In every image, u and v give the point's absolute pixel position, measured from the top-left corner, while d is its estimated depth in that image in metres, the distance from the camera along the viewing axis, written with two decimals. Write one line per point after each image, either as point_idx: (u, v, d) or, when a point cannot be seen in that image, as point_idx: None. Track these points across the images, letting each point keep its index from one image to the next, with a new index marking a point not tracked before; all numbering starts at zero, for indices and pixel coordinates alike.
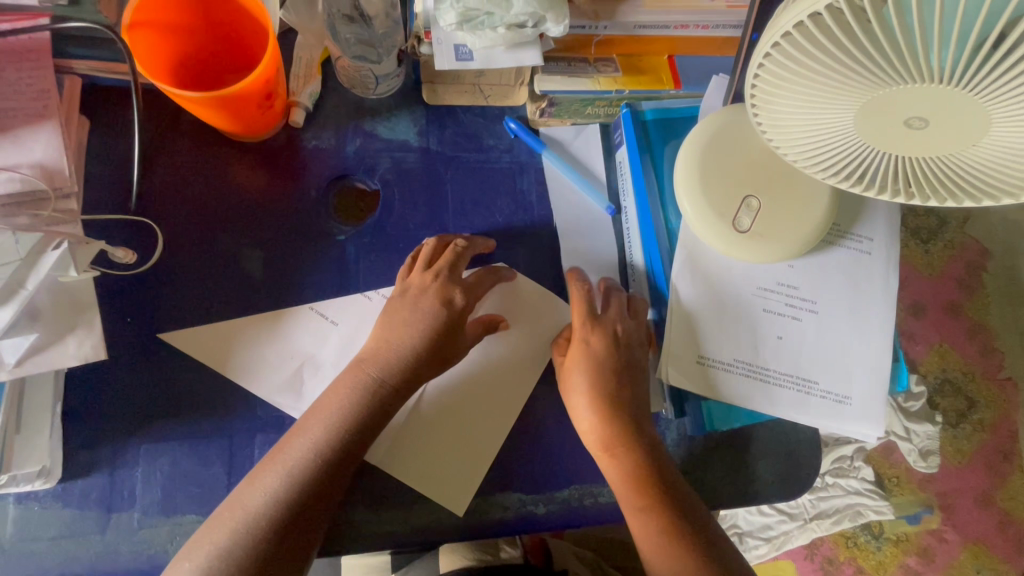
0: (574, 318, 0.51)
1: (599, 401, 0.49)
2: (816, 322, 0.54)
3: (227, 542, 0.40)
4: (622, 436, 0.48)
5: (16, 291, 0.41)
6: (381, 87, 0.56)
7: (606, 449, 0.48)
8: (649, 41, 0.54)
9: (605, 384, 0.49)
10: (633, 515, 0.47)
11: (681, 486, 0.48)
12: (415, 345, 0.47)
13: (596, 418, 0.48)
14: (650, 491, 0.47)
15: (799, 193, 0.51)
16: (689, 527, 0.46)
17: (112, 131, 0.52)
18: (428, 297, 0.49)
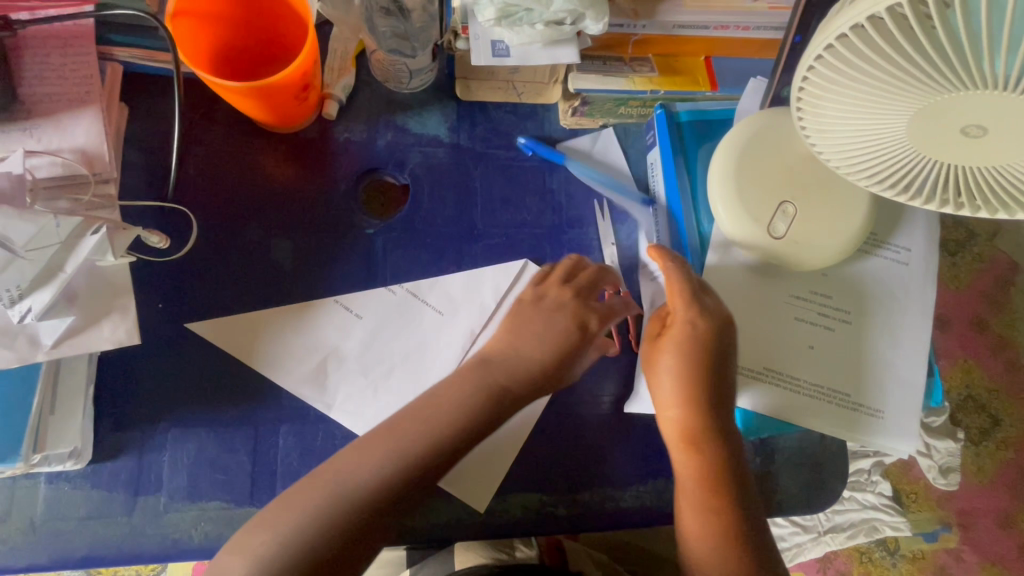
0: (674, 300, 0.48)
1: (694, 390, 0.47)
2: (847, 333, 0.53)
3: (314, 512, 0.40)
4: (710, 431, 0.47)
5: (55, 274, 0.41)
6: (414, 82, 0.56)
7: (687, 441, 0.47)
8: (686, 42, 0.53)
9: (705, 372, 0.47)
10: (691, 514, 0.46)
11: (749, 489, 0.47)
12: (544, 359, 0.48)
13: (687, 409, 0.47)
14: (720, 490, 0.46)
15: (839, 199, 0.50)
16: (751, 531, 0.46)
17: (149, 118, 0.53)
18: (557, 313, 0.50)
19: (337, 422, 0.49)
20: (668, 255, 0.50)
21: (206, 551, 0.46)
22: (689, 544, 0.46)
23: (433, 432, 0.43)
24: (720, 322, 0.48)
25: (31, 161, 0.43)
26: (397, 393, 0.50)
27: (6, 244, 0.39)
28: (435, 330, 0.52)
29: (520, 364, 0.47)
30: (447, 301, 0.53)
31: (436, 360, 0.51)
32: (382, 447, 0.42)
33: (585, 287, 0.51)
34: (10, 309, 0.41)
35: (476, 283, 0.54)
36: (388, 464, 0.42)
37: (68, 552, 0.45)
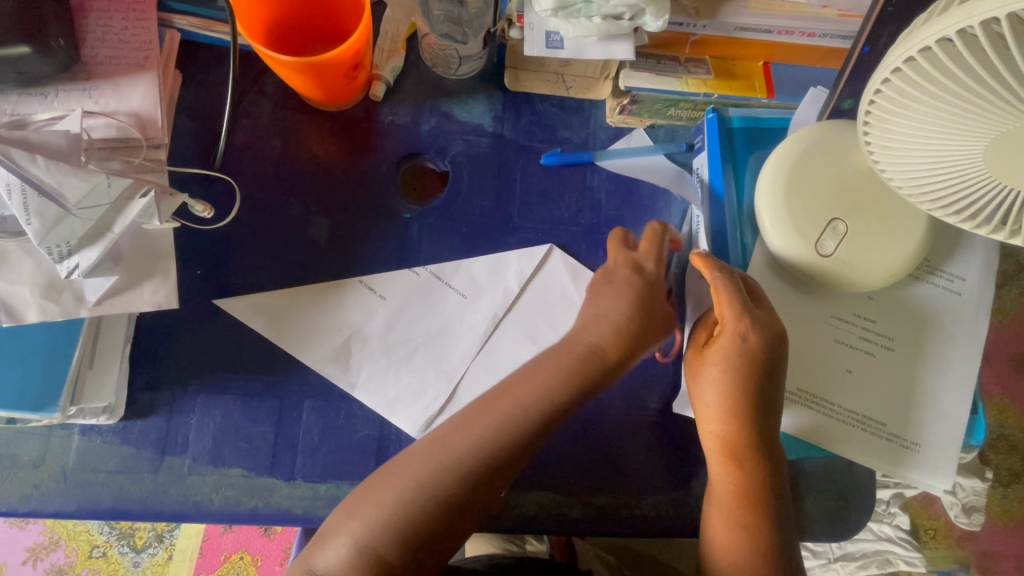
0: (721, 309, 0.46)
1: (740, 403, 0.45)
2: (890, 360, 0.51)
3: (400, 493, 0.41)
4: (751, 446, 0.46)
5: (103, 233, 0.42)
6: (463, 68, 0.56)
7: (729, 455, 0.46)
8: (747, 45, 0.51)
9: (751, 385, 0.45)
10: (723, 526, 0.46)
11: (783, 503, 0.47)
12: (636, 326, 0.47)
13: (732, 422, 0.46)
14: (757, 504, 0.46)
15: (895, 220, 0.48)
16: (784, 546, 0.46)
17: (202, 87, 0.54)
18: (631, 285, 0.48)
19: (360, 401, 0.50)
20: (715, 265, 0.47)
21: (225, 515, 0.47)
22: (717, 556, 0.46)
23: (524, 403, 0.44)
24: (771, 335, 0.46)
25: (87, 122, 0.44)
26: (418, 374, 0.50)
27: (59, 200, 0.40)
28: (457, 313, 0.52)
29: (604, 324, 0.47)
30: (470, 284, 0.53)
31: (458, 342, 0.51)
32: (477, 426, 0.43)
33: (636, 266, 0.50)
34: (59, 264, 0.42)
35: (500, 268, 0.53)
36: (491, 440, 0.43)
37: (95, 504, 0.47)
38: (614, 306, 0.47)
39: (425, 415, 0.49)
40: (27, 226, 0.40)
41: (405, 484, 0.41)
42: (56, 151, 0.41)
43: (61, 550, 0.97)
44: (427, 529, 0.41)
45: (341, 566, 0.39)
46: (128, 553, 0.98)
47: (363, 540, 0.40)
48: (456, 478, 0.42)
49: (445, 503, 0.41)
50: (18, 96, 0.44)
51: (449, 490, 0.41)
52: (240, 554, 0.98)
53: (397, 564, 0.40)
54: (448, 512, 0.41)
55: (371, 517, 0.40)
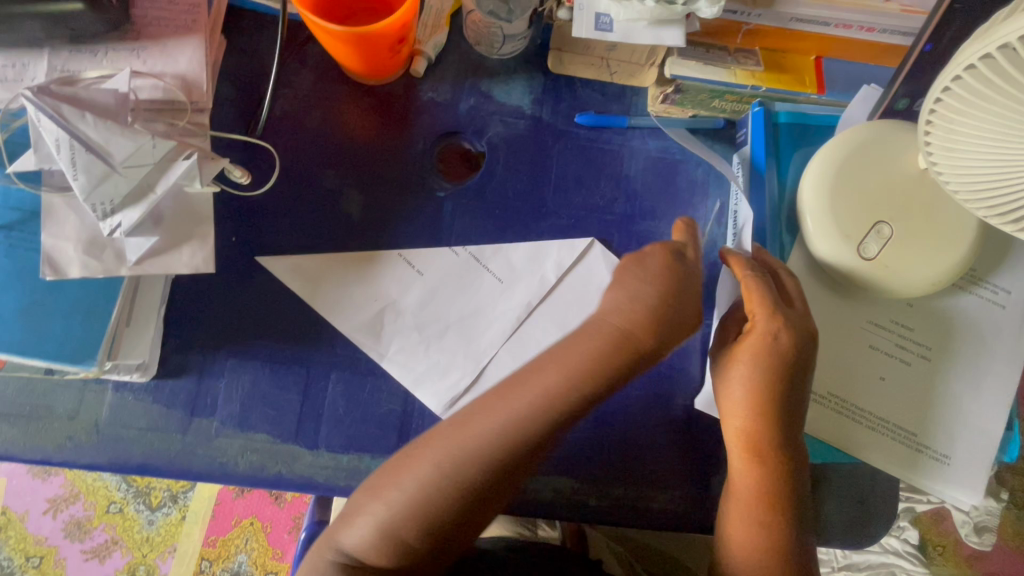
0: (754, 306, 0.45)
1: (764, 398, 0.45)
2: (925, 370, 0.50)
3: (420, 481, 0.41)
4: (772, 443, 0.45)
5: (146, 194, 0.43)
6: (506, 48, 0.55)
7: (751, 452, 0.46)
8: (800, 37, 0.50)
9: (778, 380, 0.45)
10: (740, 522, 0.46)
11: (801, 499, 0.46)
12: (674, 315, 0.45)
13: (756, 419, 0.45)
14: (775, 500, 0.45)
15: (945, 227, 0.47)
16: (799, 543, 0.46)
17: (245, 54, 0.54)
18: (669, 271, 0.46)
19: (386, 373, 0.50)
20: (746, 264, 0.47)
21: (249, 478, 0.48)
22: (733, 551, 0.46)
23: (546, 388, 0.43)
24: (804, 336, 0.45)
25: (135, 82, 0.44)
26: (448, 353, 0.50)
27: (105, 157, 0.41)
28: (491, 298, 0.52)
29: (636, 310, 0.44)
30: (508, 270, 0.53)
31: (489, 326, 0.51)
32: (497, 413, 0.42)
33: (673, 255, 0.47)
34: (102, 222, 0.42)
35: (539, 257, 0.53)
36: (514, 425, 0.42)
37: (124, 459, 0.47)
38: (650, 295, 0.45)
39: (450, 394, 0.50)
40: (74, 181, 0.41)
41: (426, 471, 0.41)
42: (104, 109, 0.41)
43: (80, 503, 1.00)
44: (448, 512, 0.41)
45: (365, 543, 0.41)
46: (143, 511, 1.00)
47: (389, 522, 0.41)
48: (478, 467, 0.41)
49: (468, 490, 0.41)
50: (69, 52, 0.44)
51: (474, 478, 0.41)
52: (250, 519, 1.00)
53: (422, 545, 0.41)
54: (470, 499, 0.41)
55: (393, 498, 0.41)
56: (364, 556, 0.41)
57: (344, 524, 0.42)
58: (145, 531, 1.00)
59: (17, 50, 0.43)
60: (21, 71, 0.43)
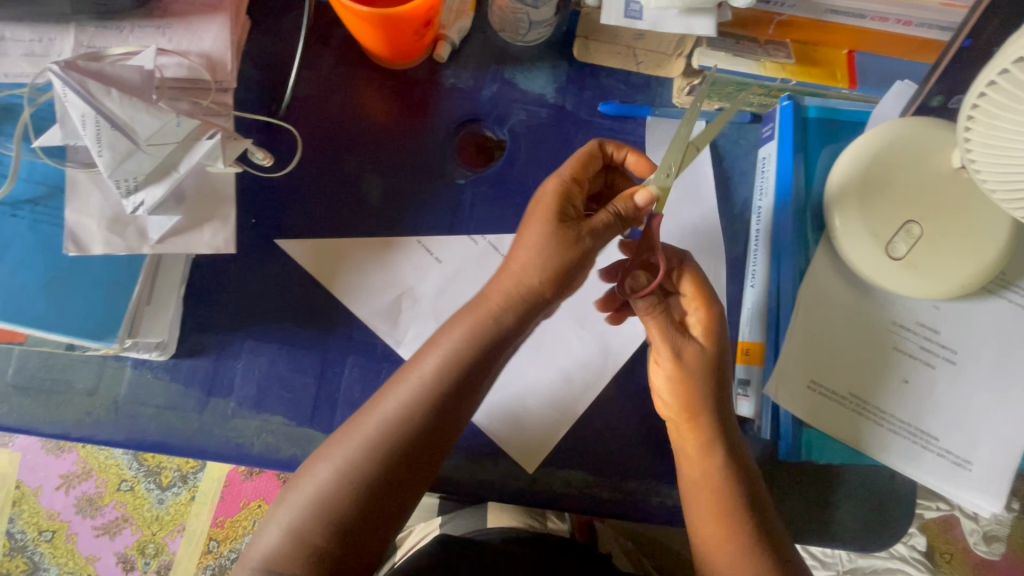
0: (698, 322, 0.45)
1: (689, 394, 0.45)
2: (952, 373, 0.49)
3: (327, 483, 0.41)
4: (712, 437, 0.45)
5: (169, 172, 0.43)
6: (531, 35, 0.54)
7: (705, 462, 0.45)
8: (833, 30, 0.48)
9: (710, 382, 0.45)
10: (709, 520, 0.44)
11: (760, 493, 0.45)
12: (541, 283, 0.42)
13: (702, 430, 0.45)
14: (733, 496, 0.44)
15: (976, 229, 0.46)
16: (771, 542, 0.44)
17: (268, 36, 0.53)
18: (556, 209, 0.43)
19: (402, 360, 0.50)
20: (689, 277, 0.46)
21: (263, 460, 0.48)
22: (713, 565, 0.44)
23: (431, 378, 0.42)
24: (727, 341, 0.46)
25: (160, 60, 0.44)
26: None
27: (130, 134, 0.41)
28: None
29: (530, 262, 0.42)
30: None
31: None
32: (390, 406, 0.42)
33: (566, 189, 0.43)
34: (126, 199, 0.42)
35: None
36: (402, 416, 0.42)
37: (142, 436, 0.48)
38: (525, 264, 0.42)
39: None
40: (99, 157, 0.41)
41: (326, 471, 0.41)
42: (129, 85, 0.41)
43: (91, 480, 1.01)
44: (352, 509, 0.40)
45: (272, 552, 0.40)
46: (153, 490, 1.02)
47: (300, 529, 0.40)
48: (372, 458, 0.41)
49: (368, 485, 0.41)
50: (95, 29, 0.44)
51: (368, 470, 0.41)
52: (258, 502, 1.01)
53: (330, 549, 0.40)
54: (370, 491, 0.41)
55: (296, 502, 0.41)
56: (273, 566, 0.40)
57: (261, 535, 0.41)
58: (155, 510, 1.01)
59: (44, 25, 0.43)
60: (47, 47, 0.43)
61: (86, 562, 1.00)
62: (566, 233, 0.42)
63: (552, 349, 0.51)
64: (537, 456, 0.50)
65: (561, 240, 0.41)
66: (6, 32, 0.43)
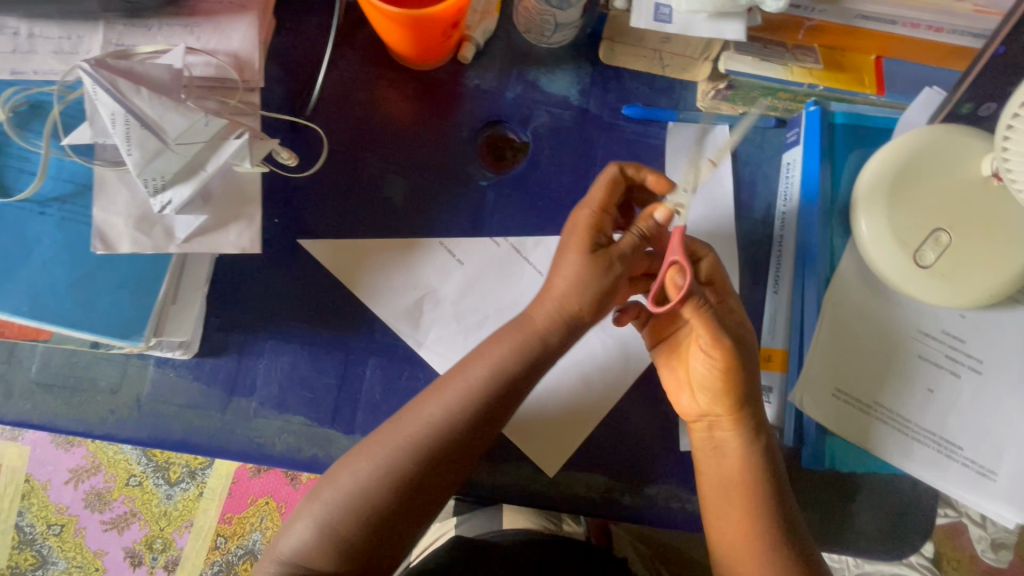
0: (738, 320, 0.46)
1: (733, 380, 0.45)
2: (977, 383, 0.48)
3: (363, 481, 0.41)
4: (742, 441, 0.46)
5: (196, 171, 0.43)
6: (556, 37, 0.53)
7: (737, 470, 0.46)
8: (862, 35, 0.48)
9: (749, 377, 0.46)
10: (732, 520, 0.46)
11: (786, 497, 0.47)
12: (582, 308, 0.43)
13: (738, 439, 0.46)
14: (758, 499, 0.46)
15: (1007, 238, 0.46)
16: (793, 545, 0.46)
17: (293, 35, 0.53)
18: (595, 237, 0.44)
19: (424, 362, 0.50)
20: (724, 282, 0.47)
21: (285, 460, 0.48)
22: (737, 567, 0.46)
23: (479, 387, 0.43)
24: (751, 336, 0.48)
25: (189, 59, 0.44)
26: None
27: (159, 133, 0.41)
28: (532, 291, 0.51)
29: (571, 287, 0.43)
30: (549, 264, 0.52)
31: None
32: (435, 409, 0.43)
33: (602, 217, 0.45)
34: (153, 198, 0.42)
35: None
36: (447, 422, 0.42)
37: (164, 435, 0.48)
38: (565, 291, 0.43)
39: None
40: (128, 156, 0.41)
41: (366, 468, 0.42)
42: (159, 84, 0.41)
43: (101, 475, 1.02)
44: (387, 506, 0.41)
45: (305, 544, 0.41)
46: (161, 485, 1.02)
47: (334, 524, 0.41)
48: (415, 459, 0.42)
49: (405, 485, 0.42)
50: (124, 26, 0.44)
51: (408, 469, 0.42)
52: (266, 499, 1.01)
53: (364, 544, 0.41)
54: (407, 490, 0.42)
55: (331, 497, 0.42)
56: (306, 558, 0.41)
57: (291, 527, 0.42)
58: (163, 505, 1.01)
59: (72, 22, 0.43)
60: (76, 44, 0.43)
61: (95, 556, 1.01)
62: (605, 261, 0.43)
63: (573, 352, 0.51)
64: (557, 460, 0.50)
65: (597, 270, 0.43)
66: (35, 29, 0.43)
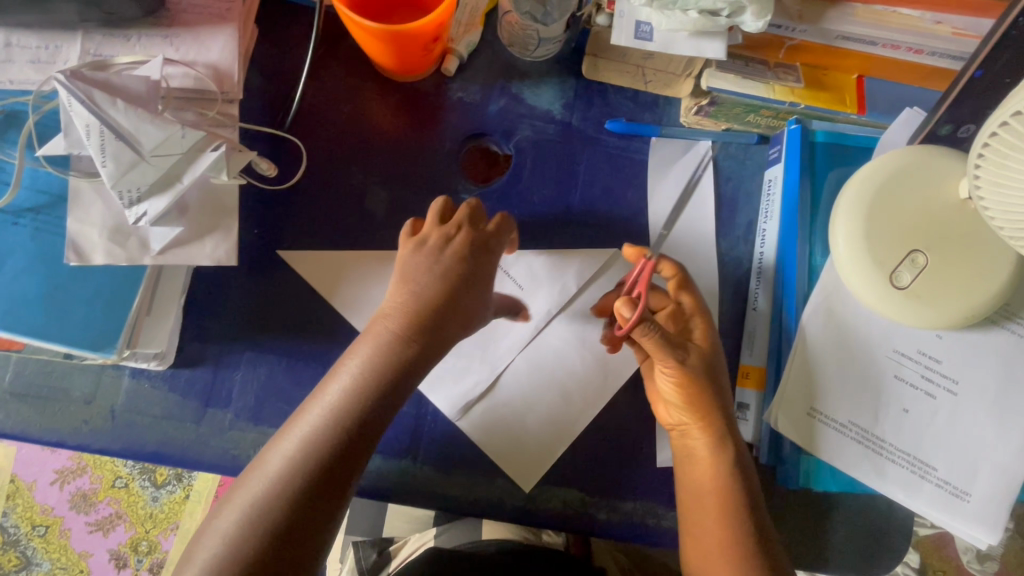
0: (702, 342, 0.48)
1: (698, 397, 0.46)
2: (952, 404, 0.48)
3: (237, 529, 0.37)
4: (711, 461, 0.46)
5: (172, 183, 0.42)
6: (539, 50, 0.54)
7: (715, 492, 0.46)
8: (844, 56, 0.48)
9: (717, 401, 0.47)
10: (713, 549, 0.45)
11: (764, 522, 0.46)
12: (433, 310, 0.43)
13: (717, 464, 0.46)
14: (734, 524, 0.45)
15: (982, 261, 0.46)
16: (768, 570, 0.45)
17: (277, 45, 0.53)
18: (415, 248, 0.45)
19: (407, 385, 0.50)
20: (697, 310, 0.49)
21: None
22: None
23: (335, 404, 0.40)
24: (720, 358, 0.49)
25: (167, 70, 0.44)
26: (465, 357, 0.51)
27: (135, 146, 0.41)
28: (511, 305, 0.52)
29: (422, 295, 0.43)
30: (529, 278, 0.52)
31: (507, 333, 0.51)
32: (295, 436, 0.40)
33: (450, 231, 0.46)
34: (128, 210, 0.42)
35: (559, 267, 0.52)
36: (311, 447, 0.39)
37: (138, 446, 0.47)
38: (414, 300, 0.43)
39: (464, 400, 0.50)
40: (103, 168, 0.41)
41: (231, 517, 0.38)
42: (135, 96, 0.41)
43: (86, 476, 1.01)
44: (263, 550, 0.37)
45: None
46: (148, 487, 1.01)
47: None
48: (285, 493, 0.38)
49: (280, 525, 0.37)
50: (102, 36, 0.43)
51: (278, 506, 0.38)
52: None
53: None
54: (281, 530, 0.37)
55: (205, 556, 0.37)
56: None
57: None
58: (149, 508, 1.01)
59: (51, 32, 0.43)
60: (54, 54, 0.43)
61: (79, 557, 1.00)
62: (438, 265, 0.44)
63: (552, 369, 0.51)
64: (534, 472, 0.49)
65: (445, 276, 0.44)
66: (13, 38, 0.43)
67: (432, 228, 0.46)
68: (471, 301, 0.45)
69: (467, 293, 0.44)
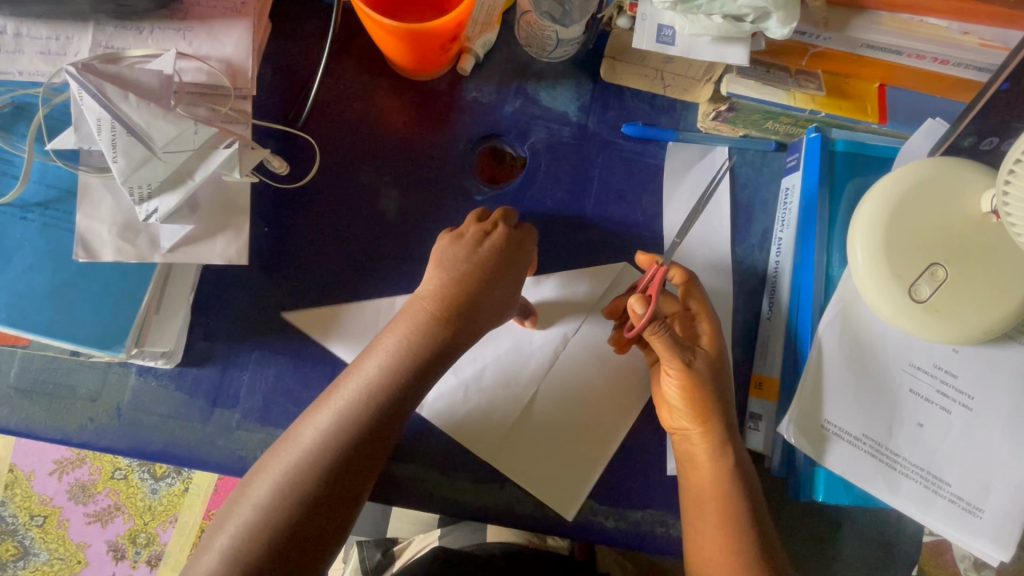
0: (709, 347, 0.48)
1: (706, 403, 0.46)
2: (968, 419, 0.48)
3: (263, 505, 0.37)
4: (723, 473, 0.45)
5: (183, 181, 0.41)
6: (556, 52, 0.53)
7: (725, 504, 0.45)
8: (866, 64, 0.47)
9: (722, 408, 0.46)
10: (718, 561, 0.44)
11: (772, 536, 0.45)
12: (472, 294, 0.43)
13: (721, 473, 0.45)
14: (745, 537, 0.44)
15: (1003, 276, 0.45)
16: None
17: (290, 41, 0.52)
18: (455, 239, 0.46)
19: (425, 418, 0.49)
20: (704, 315, 0.48)
21: None
22: None
23: (369, 384, 0.40)
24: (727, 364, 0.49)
25: (179, 64, 0.43)
26: (488, 392, 0.50)
27: (146, 141, 0.40)
28: (528, 330, 0.51)
29: (464, 277, 0.44)
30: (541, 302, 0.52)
31: (526, 363, 0.51)
32: (328, 413, 0.39)
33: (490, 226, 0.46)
34: (139, 207, 0.41)
35: (572, 288, 0.52)
36: (345, 426, 0.39)
37: (145, 445, 0.47)
38: (453, 283, 0.43)
39: (488, 426, 0.49)
40: (113, 164, 0.40)
41: (261, 489, 0.37)
42: (147, 90, 0.40)
43: (85, 467, 1.00)
44: (292, 522, 0.36)
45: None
46: (147, 480, 1.01)
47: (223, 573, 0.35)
48: (317, 468, 0.38)
49: (311, 499, 0.37)
50: (114, 28, 0.43)
51: (309, 481, 0.37)
52: None
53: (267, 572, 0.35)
54: (313, 503, 0.37)
55: (233, 527, 0.36)
56: None
57: None
58: (148, 500, 1.00)
59: (62, 23, 0.42)
60: (64, 45, 0.42)
61: (77, 548, 1.00)
62: (478, 252, 0.45)
63: (570, 387, 0.51)
64: (569, 496, 0.49)
65: (483, 264, 0.44)
66: (23, 28, 0.42)
67: (469, 223, 0.47)
68: (504, 292, 0.45)
69: (501, 283, 0.45)
